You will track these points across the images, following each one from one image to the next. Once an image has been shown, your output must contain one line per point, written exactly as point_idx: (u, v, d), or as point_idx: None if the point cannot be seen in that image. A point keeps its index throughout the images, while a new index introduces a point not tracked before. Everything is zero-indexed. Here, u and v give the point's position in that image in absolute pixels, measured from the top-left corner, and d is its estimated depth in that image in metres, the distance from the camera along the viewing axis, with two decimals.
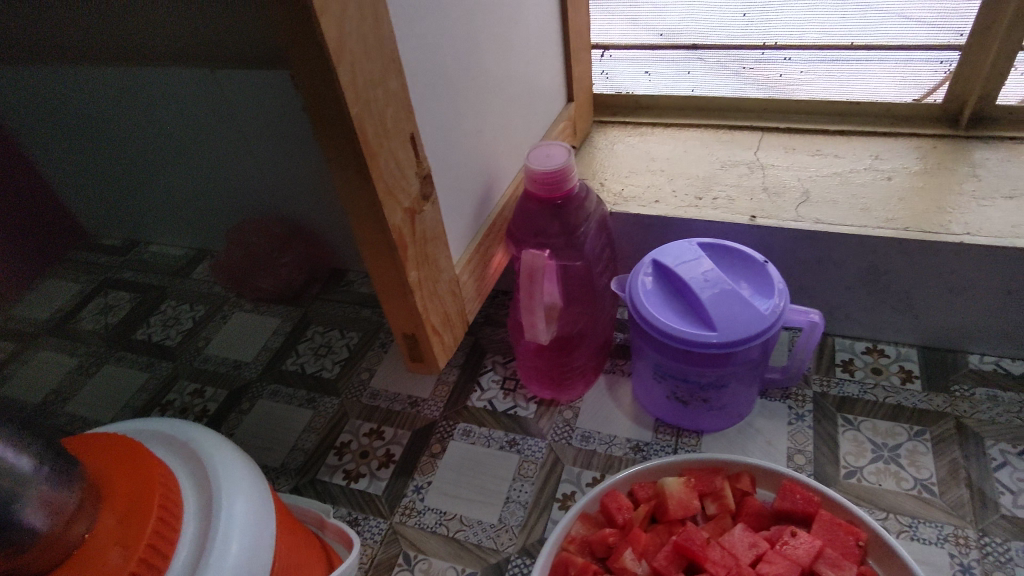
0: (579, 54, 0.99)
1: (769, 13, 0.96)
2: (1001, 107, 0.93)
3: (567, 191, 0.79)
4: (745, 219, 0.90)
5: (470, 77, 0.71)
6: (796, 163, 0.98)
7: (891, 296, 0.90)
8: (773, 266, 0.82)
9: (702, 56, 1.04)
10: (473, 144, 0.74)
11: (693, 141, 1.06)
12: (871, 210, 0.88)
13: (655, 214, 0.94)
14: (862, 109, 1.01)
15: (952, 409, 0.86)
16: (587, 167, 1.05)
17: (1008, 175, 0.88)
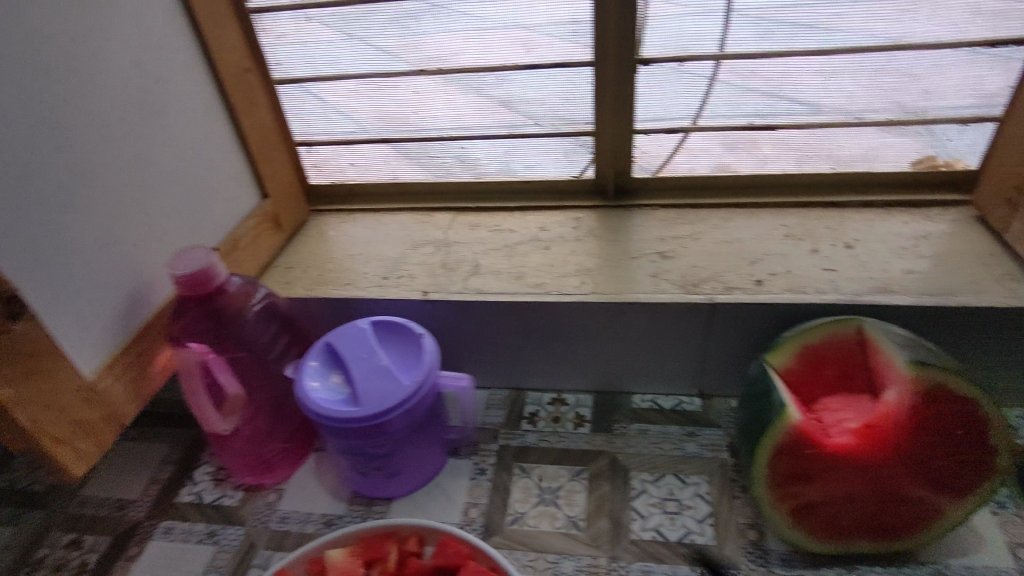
0: (269, 153, 1.05)
1: (436, 106, 1.07)
2: (637, 179, 1.09)
3: (213, 290, 0.83)
4: (418, 295, 0.98)
5: (84, 193, 0.74)
6: (476, 238, 1.08)
7: (555, 351, 1.01)
8: (430, 337, 0.91)
9: (394, 149, 1.13)
10: (101, 256, 0.76)
11: (394, 224, 1.14)
12: (525, 276, 0.99)
13: (341, 296, 1.00)
14: (534, 186, 1.13)
15: (608, 447, 0.98)
16: (294, 253, 1.10)
17: (638, 238, 1.03)
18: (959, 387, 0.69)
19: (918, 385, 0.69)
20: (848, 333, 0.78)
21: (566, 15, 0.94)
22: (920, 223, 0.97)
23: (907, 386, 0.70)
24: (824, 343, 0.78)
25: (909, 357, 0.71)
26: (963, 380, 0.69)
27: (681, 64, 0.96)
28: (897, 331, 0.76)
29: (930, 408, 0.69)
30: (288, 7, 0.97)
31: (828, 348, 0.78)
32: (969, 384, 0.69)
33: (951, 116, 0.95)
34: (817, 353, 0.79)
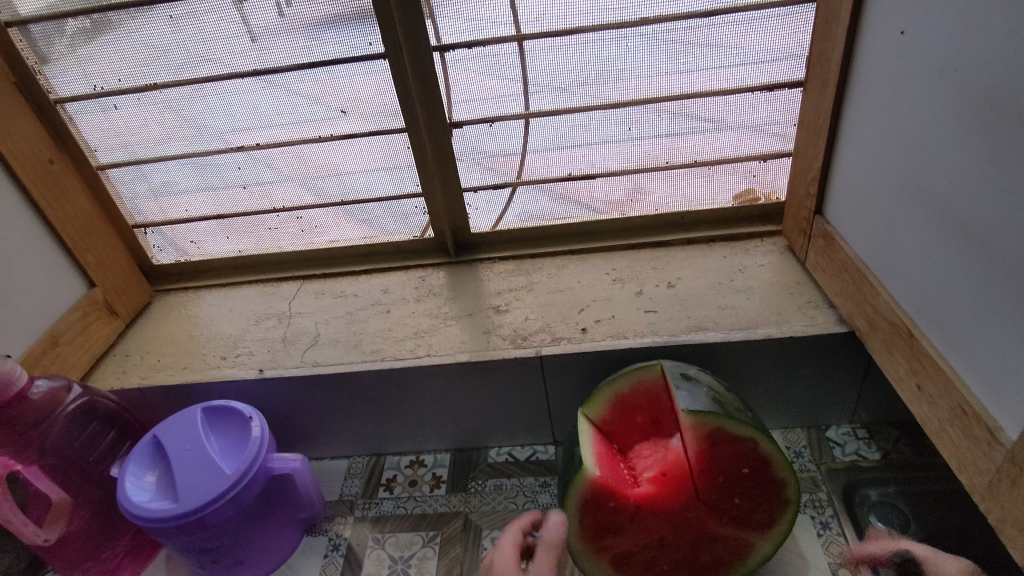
0: (93, 240, 1.02)
1: (263, 181, 1.05)
2: (476, 234, 1.10)
3: (9, 399, 0.80)
4: (253, 373, 0.96)
5: None
6: (319, 307, 1.07)
7: (401, 415, 1.00)
8: (259, 417, 0.89)
9: (231, 225, 1.10)
10: None
11: (241, 297, 1.13)
12: (362, 343, 0.98)
13: (176, 382, 0.97)
14: (379, 248, 1.13)
15: (463, 507, 0.96)
16: (134, 339, 1.07)
17: (477, 294, 1.04)
18: (737, 428, 0.73)
19: (698, 429, 0.73)
20: (650, 379, 0.80)
21: (371, 85, 0.94)
22: (738, 256, 1.01)
23: (689, 432, 0.73)
24: (629, 391, 0.80)
25: (692, 406, 0.74)
26: (740, 421, 0.73)
27: (490, 124, 0.98)
28: (692, 373, 0.81)
29: (710, 451, 0.73)
30: (89, 95, 0.95)
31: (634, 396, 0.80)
32: (745, 424, 0.73)
33: (753, 154, 0.98)
34: (624, 401, 0.80)
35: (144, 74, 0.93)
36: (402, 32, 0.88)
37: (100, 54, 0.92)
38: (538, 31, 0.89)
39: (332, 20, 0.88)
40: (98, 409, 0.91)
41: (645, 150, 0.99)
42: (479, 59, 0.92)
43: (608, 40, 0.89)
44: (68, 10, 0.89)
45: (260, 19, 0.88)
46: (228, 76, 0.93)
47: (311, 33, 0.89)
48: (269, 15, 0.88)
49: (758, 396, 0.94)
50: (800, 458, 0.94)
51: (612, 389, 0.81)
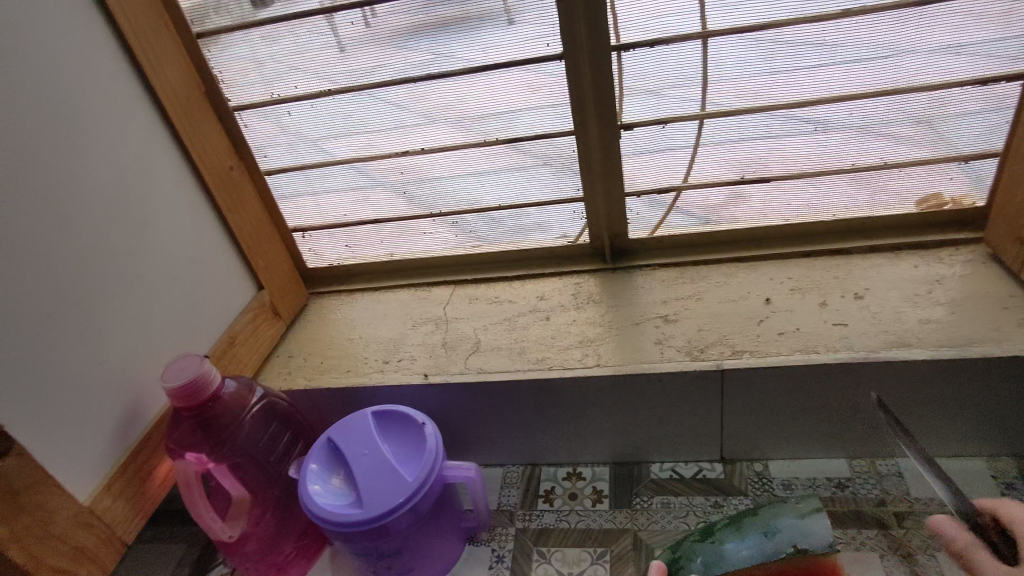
0: (263, 244, 1.06)
1: (423, 186, 1.06)
2: (635, 240, 1.07)
3: (208, 399, 0.82)
4: (419, 378, 0.96)
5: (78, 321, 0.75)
6: (475, 313, 1.06)
7: (563, 427, 0.97)
8: (432, 424, 0.89)
9: (387, 229, 1.11)
10: (99, 378, 0.77)
11: (394, 302, 1.13)
12: (526, 351, 0.96)
13: (342, 385, 0.98)
14: (532, 253, 1.11)
15: (631, 524, 0.92)
16: (295, 341, 1.09)
17: (640, 302, 1.00)
18: None
19: None
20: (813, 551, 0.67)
21: (542, 87, 0.93)
22: (932, 266, 0.94)
23: None
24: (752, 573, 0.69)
25: None
26: None
27: (663, 125, 0.94)
28: None
29: None
30: (266, 102, 0.98)
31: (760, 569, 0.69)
32: None
33: (949, 154, 0.91)
34: None
35: (322, 81, 0.95)
36: (584, 30, 0.86)
37: (280, 61, 0.94)
38: (725, 27, 0.84)
39: (424, 31, 0.90)
40: (276, 410, 0.93)
41: (831, 152, 0.94)
42: (658, 57, 0.88)
43: (800, 33, 0.84)
44: (256, 20, 0.91)
45: (351, 33, 0.91)
46: (402, 80, 0.94)
47: (400, 45, 0.91)
48: (360, 28, 0.90)
49: (963, 418, 0.86)
50: (1012, 490, 0.85)
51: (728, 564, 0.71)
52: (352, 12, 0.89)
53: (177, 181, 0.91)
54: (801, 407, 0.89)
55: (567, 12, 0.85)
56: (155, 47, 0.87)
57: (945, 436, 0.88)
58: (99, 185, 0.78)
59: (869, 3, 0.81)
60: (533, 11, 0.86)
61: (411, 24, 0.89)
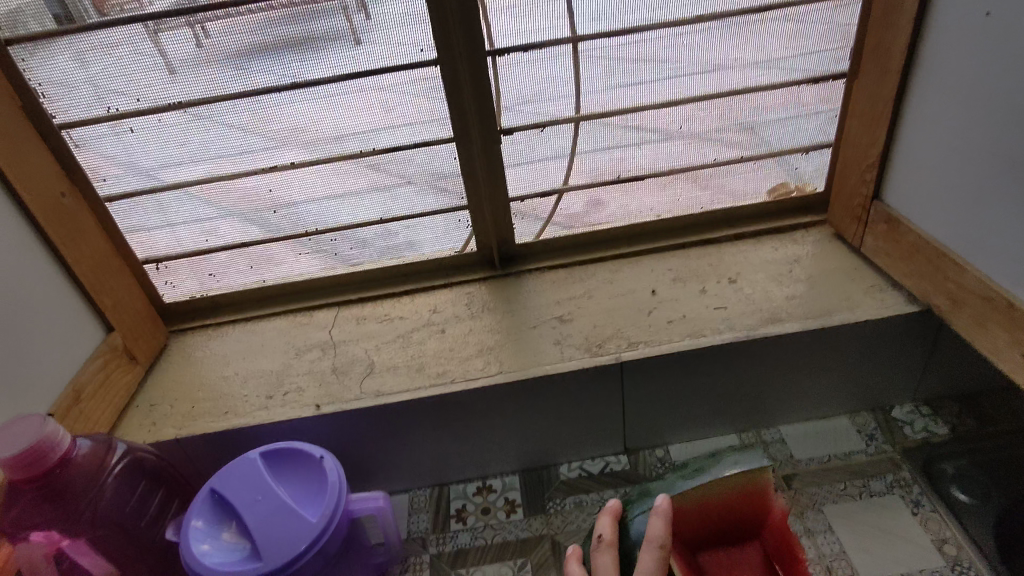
0: (109, 280, 0.93)
1: (295, 203, 0.98)
2: (520, 245, 1.07)
3: (54, 464, 0.70)
4: (311, 410, 0.88)
5: None
6: (365, 334, 1.00)
7: (469, 441, 0.93)
8: (331, 457, 0.82)
9: (257, 253, 1.02)
10: None
11: (271, 331, 1.04)
12: (425, 367, 0.92)
13: (222, 428, 0.88)
14: (418, 266, 1.07)
15: (547, 529, 0.91)
16: (158, 386, 0.96)
17: (533, 305, 1.00)
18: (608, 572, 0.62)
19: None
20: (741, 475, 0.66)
21: (420, 94, 0.90)
22: (789, 248, 1.03)
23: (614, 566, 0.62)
24: (697, 502, 0.68)
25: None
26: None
27: (541, 129, 0.96)
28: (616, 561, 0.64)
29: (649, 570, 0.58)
30: (103, 117, 0.86)
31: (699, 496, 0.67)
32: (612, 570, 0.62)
33: (793, 147, 1.01)
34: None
35: (168, 95, 0.86)
36: (458, 35, 0.85)
37: (117, 72, 0.83)
38: (594, 30, 0.87)
39: (263, 53, 0.84)
40: (145, 466, 0.82)
41: (696, 149, 1.00)
42: (532, 62, 0.90)
43: (662, 38, 0.89)
44: (85, 24, 0.79)
45: (177, 54, 0.83)
46: (264, 91, 0.87)
47: (238, 66, 0.84)
48: (188, 48, 0.82)
49: (830, 382, 0.94)
50: (874, 440, 0.95)
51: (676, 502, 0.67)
52: (179, 30, 0.81)
53: None
54: (695, 390, 0.93)
55: (438, 17, 0.83)
56: None
57: (817, 400, 0.97)
58: None
59: (720, 8, 0.87)
60: (395, 23, 0.84)
61: (248, 44, 0.83)
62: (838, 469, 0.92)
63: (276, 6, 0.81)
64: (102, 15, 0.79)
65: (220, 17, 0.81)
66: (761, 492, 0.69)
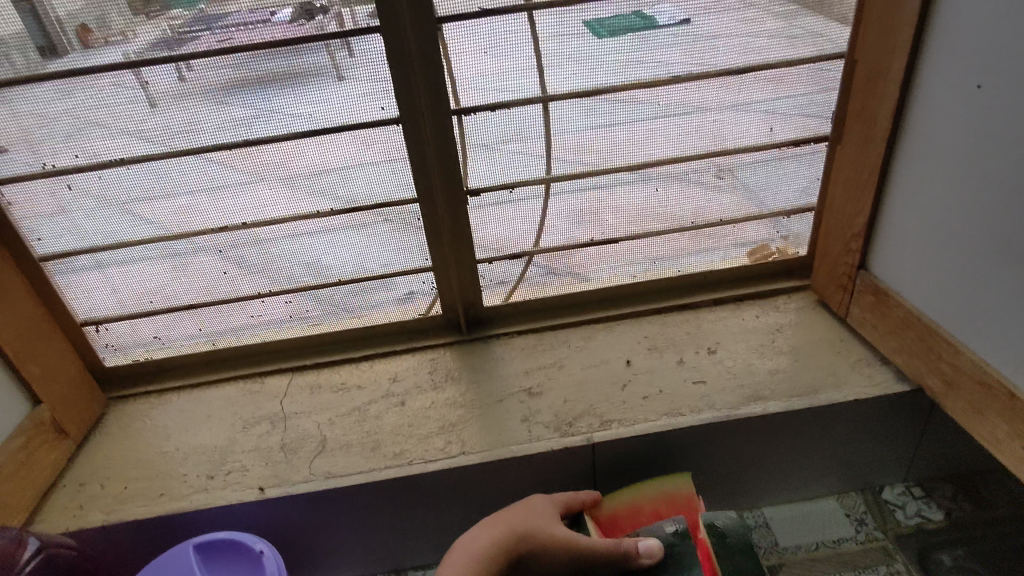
0: (40, 347, 0.86)
1: (248, 263, 0.92)
2: (488, 308, 1.01)
3: None
4: (254, 494, 0.80)
5: None
6: (319, 406, 0.93)
7: (427, 525, 0.86)
8: (271, 550, 0.74)
9: (205, 314, 0.96)
10: None
11: (219, 400, 0.96)
12: (380, 446, 0.85)
13: (154, 514, 0.80)
14: (380, 329, 1.01)
15: None
16: (90, 462, 0.88)
17: (500, 375, 0.94)
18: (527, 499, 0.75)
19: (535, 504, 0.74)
20: (666, 482, 0.81)
21: (380, 154, 0.86)
22: (771, 316, 0.98)
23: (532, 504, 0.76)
24: (624, 507, 0.80)
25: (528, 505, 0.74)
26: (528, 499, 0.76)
27: (510, 189, 0.91)
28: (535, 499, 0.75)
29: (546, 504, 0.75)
30: (38, 175, 0.81)
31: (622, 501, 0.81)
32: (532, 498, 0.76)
33: (772, 211, 0.97)
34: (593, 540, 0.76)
35: (107, 145, 0.80)
36: (421, 91, 0.81)
37: (53, 127, 0.78)
38: (564, 92, 0.84)
39: (242, 86, 0.79)
40: (57, 564, 0.77)
41: (672, 210, 0.96)
42: (500, 120, 0.85)
43: (639, 98, 0.86)
44: (19, 77, 0.75)
45: (114, 88, 0.77)
46: (216, 147, 0.82)
47: (214, 100, 0.79)
48: (168, 81, 0.77)
49: (816, 462, 0.88)
50: (864, 526, 0.89)
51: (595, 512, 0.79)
52: (161, 65, 0.76)
53: None
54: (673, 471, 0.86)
55: (401, 74, 0.80)
56: None
57: (803, 481, 0.90)
58: None
59: (696, 70, 0.84)
60: (361, 82, 0.80)
61: (221, 80, 0.78)
62: (827, 559, 0.85)
63: (247, 45, 0.76)
64: (85, 46, 0.74)
65: (203, 50, 0.76)
66: (684, 501, 0.79)
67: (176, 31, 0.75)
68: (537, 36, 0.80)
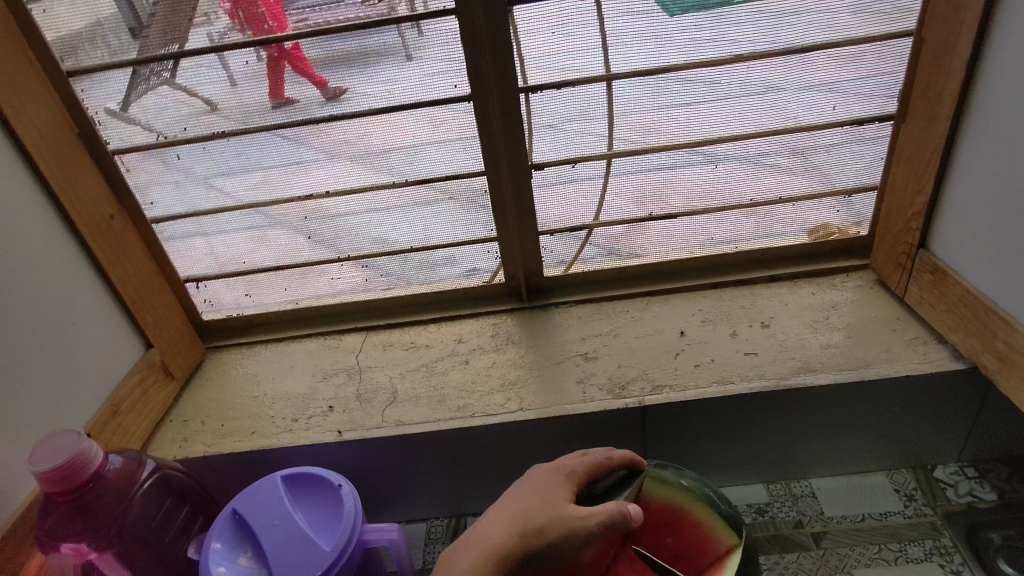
0: (151, 299, 0.97)
1: (329, 228, 1.01)
2: (549, 277, 1.07)
3: (86, 480, 0.73)
4: (333, 436, 0.89)
5: None
6: (391, 362, 1.01)
7: (487, 474, 0.93)
8: (348, 484, 0.82)
9: (291, 276, 1.06)
10: None
11: (302, 353, 1.06)
12: (446, 399, 0.93)
13: (247, 448, 0.90)
14: (447, 295, 1.08)
15: None
16: (193, 402, 1.00)
17: (559, 341, 1.00)
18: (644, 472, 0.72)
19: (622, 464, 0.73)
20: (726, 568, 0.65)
21: (453, 128, 0.91)
22: (827, 293, 0.99)
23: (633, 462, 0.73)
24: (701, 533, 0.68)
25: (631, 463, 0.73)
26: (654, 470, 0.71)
27: (572, 164, 0.95)
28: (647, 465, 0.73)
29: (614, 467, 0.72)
30: (152, 145, 0.91)
31: (727, 558, 0.66)
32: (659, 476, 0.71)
33: (834, 189, 0.98)
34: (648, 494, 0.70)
35: (211, 119, 0.89)
36: (492, 70, 0.86)
37: (167, 102, 0.88)
38: (628, 70, 0.87)
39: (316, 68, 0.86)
40: (172, 483, 0.85)
41: (732, 187, 0.98)
42: (566, 97, 0.90)
43: (702, 77, 0.88)
44: (139, 58, 0.85)
45: (224, 70, 0.86)
46: (306, 122, 0.90)
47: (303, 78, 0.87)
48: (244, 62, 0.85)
49: (865, 436, 0.90)
50: (912, 501, 0.90)
51: (685, 498, 0.70)
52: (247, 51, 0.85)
53: (46, 228, 0.82)
54: (720, 437, 0.90)
55: (473, 55, 0.85)
56: (15, 86, 0.78)
57: (852, 455, 0.92)
58: None
59: (760, 49, 0.86)
60: (434, 64, 0.86)
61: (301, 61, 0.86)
62: (872, 531, 0.87)
63: (332, 22, 0.83)
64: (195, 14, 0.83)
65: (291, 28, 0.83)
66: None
67: (257, 10, 0.82)
68: (603, 17, 0.83)
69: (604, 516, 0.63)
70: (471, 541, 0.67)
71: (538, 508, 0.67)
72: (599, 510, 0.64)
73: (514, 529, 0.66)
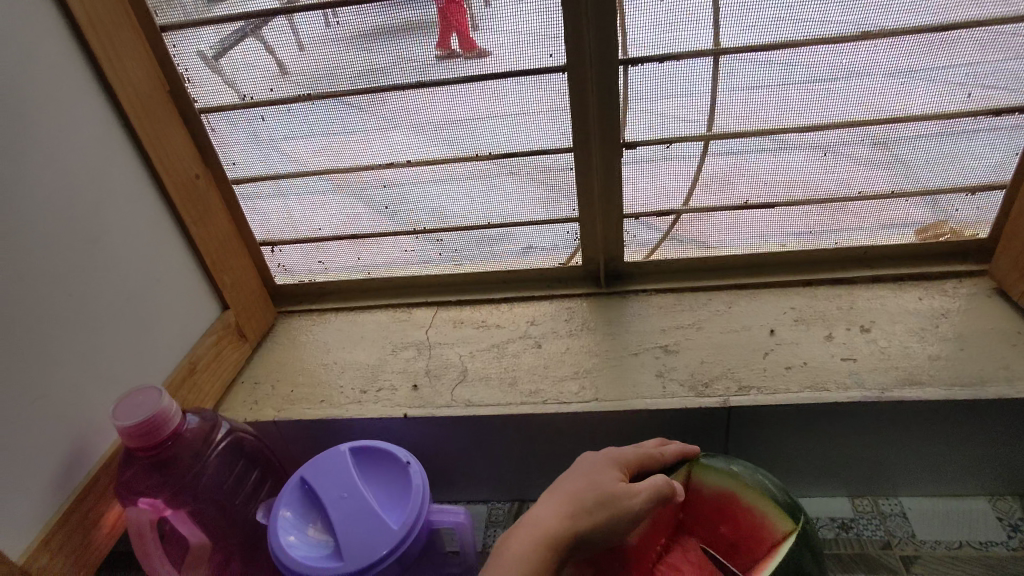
0: (229, 261, 0.97)
1: (407, 199, 0.98)
2: (629, 263, 1.02)
3: (166, 438, 0.73)
4: (401, 412, 0.88)
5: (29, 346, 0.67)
6: (461, 340, 0.99)
7: (554, 462, 0.90)
8: (417, 463, 0.81)
9: (365, 246, 1.04)
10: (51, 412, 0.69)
11: (371, 324, 1.05)
12: (517, 382, 0.90)
13: (316, 417, 0.89)
14: (521, 274, 1.05)
15: None
16: (265, 366, 1.00)
17: (637, 330, 0.95)
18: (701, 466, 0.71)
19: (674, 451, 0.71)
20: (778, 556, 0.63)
21: (543, 101, 0.86)
22: (935, 299, 0.91)
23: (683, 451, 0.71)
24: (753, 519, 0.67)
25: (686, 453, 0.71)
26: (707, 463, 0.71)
27: (667, 145, 0.89)
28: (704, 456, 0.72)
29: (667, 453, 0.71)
30: (238, 105, 0.90)
31: (781, 544, 0.64)
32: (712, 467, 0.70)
33: (956, 186, 0.89)
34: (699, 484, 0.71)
35: (297, 81, 0.87)
36: (591, 39, 0.80)
37: (254, 62, 0.86)
38: (739, 44, 0.80)
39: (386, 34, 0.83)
40: (243, 446, 0.86)
41: (840, 178, 0.90)
42: (668, 72, 0.83)
43: (821, 57, 0.80)
44: (230, 14, 0.83)
45: (313, 30, 0.83)
46: (392, 87, 0.87)
47: (390, 41, 0.83)
48: (319, 26, 0.82)
49: (970, 458, 0.82)
50: (1019, 532, 0.82)
51: (738, 485, 0.69)
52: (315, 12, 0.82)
53: (135, 186, 0.82)
54: (807, 446, 0.84)
55: (572, 23, 0.80)
56: (112, 40, 0.78)
57: (952, 475, 0.85)
58: (49, 207, 0.70)
59: (893, 26, 0.77)
60: (530, 30, 0.81)
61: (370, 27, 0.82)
62: (970, 560, 0.80)
63: None
64: None
65: None
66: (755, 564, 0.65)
67: None
68: None
69: (650, 492, 0.61)
70: (519, 525, 0.60)
71: (585, 487, 0.61)
72: (646, 487, 0.62)
73: (565, 511, 0.59)
